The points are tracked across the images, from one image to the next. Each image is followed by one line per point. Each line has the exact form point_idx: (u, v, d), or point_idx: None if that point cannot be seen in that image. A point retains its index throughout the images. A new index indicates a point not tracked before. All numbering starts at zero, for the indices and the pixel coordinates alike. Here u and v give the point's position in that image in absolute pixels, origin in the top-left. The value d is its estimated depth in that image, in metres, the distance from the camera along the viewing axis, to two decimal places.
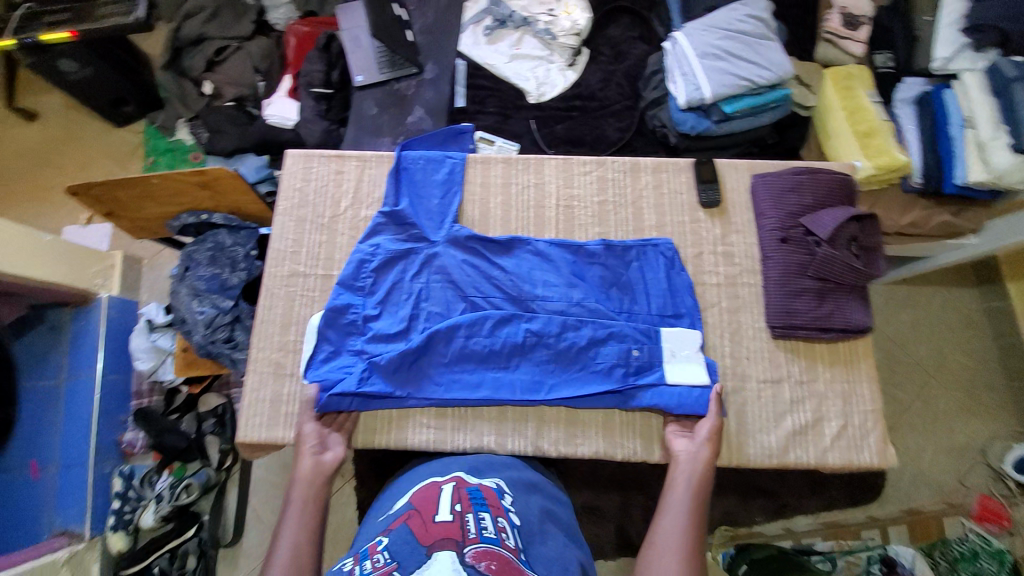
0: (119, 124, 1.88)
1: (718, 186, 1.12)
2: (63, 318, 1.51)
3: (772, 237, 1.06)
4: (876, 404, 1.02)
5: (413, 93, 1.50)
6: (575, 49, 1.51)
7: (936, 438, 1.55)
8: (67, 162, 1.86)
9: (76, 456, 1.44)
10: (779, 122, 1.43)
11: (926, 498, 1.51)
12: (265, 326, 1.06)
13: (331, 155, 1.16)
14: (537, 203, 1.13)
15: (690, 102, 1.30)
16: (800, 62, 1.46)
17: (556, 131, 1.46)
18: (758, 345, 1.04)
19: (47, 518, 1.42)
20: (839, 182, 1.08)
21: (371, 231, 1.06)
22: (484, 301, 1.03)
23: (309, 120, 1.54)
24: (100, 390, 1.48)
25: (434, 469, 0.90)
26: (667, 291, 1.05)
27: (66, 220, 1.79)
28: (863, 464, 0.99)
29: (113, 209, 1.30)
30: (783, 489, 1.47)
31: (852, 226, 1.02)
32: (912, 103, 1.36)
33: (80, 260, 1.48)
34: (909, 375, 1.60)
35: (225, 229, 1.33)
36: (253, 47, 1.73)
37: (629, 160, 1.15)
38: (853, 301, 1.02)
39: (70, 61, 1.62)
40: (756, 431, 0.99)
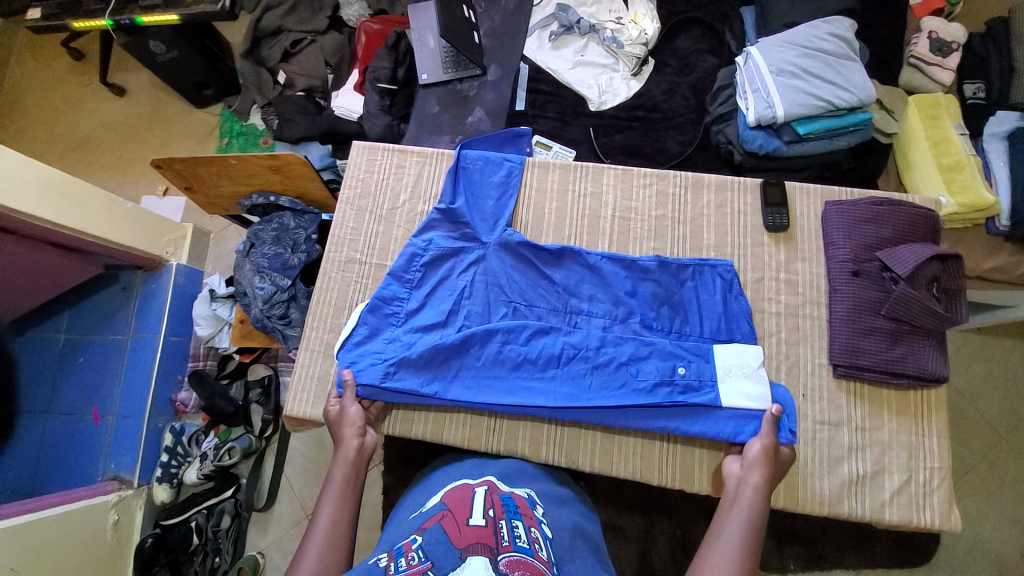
0: (199, 105, 2.01)
1: (787, 211, 1.07)
2: (135, 279, 1.63)
3: (843, 270, 1.00)
4: (945, 461, 0.94)
5: (474, 94, 1.52)
6: (640, 59, 1.49)
7: (1001, 505, 1.41)
8: (153, 137, 2.01)
9: (134, 408, 1.55)
10: (856, 148, 1.35)
11: (984, 570, 1.37)
12: (321, 308, 1.10)
13: (395, 149, 1.19)
14: (593, 212, 1.12)
15: (760, 120, 1.24)
16: (884, 86, 1.35)
17: (615, 140, 1.43)
18: (817, 382, 0.98)
19: (103, 462, 1.53)
20: (923, 217, 1.00)
21: (425, 226, 1.07)
22: (526, 309, 1.02)
23: (373, 114, 1.60)
24: (162, 350, 1.60)
25: (467, 470, 0.90)
26: (721, 315, 1.00)
27: (147, 190, 1.94)
28: (924, 525, 0.91)
29: (191, 183, 1.39)
30: (821, 538, 1.37)
31: (935, 266, 0.94)
32: (1004, 139, 1.24)
33: (155, 229, 1.60)
34: (977, 434, 1.47)
35: (290, 211, 1.40)
36: (326, 41, 1.83)
37: (692, 175, 1.12)
38: (929, 348, 0.95)
39: (158, 43, 1.75)
40: (807, 473, 0.93)
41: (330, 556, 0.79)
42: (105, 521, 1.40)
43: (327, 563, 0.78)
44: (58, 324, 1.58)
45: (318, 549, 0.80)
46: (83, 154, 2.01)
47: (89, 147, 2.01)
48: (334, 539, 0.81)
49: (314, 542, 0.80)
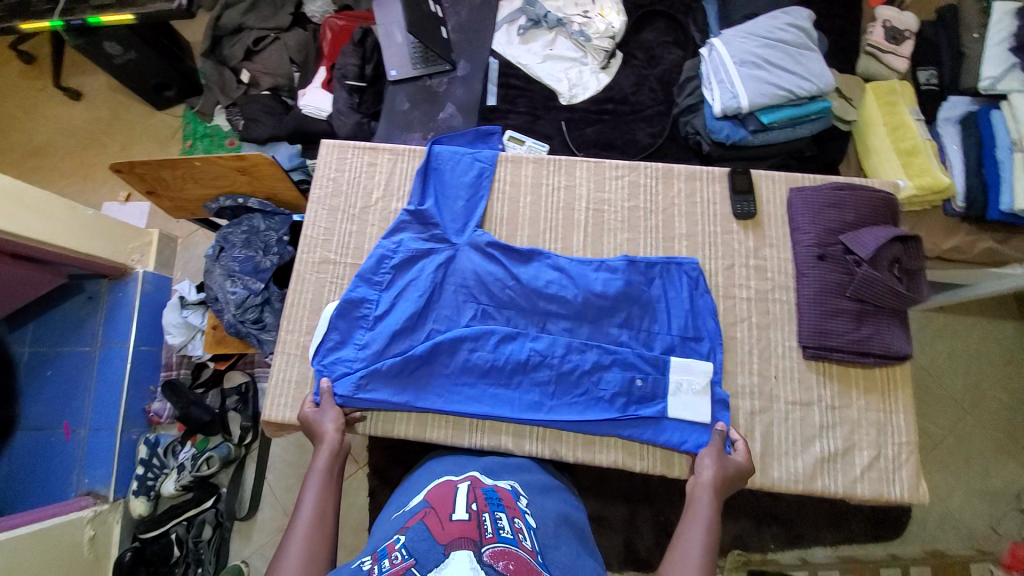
0: (160, 107, 1.95)
1: (753, 199, 1.09)
2: (101, 288, 1.57)
3: (809, 254, 1.03)
4: (911, 436, 0.98)
5: (444, 91, 1.51)
6: (609, 52, 1.50)
7: (967, 478, 1.48)
8: (112, 142, 1.93)
9: (105, 420, 1.50)
10: (818, 135, 1.39)
11: (954, 541, 1.44)
12: (296, 310, 1.08)
13: (365, 147, 1.17)
14: (567, 205, 1.12)
15: (726, 111, 1.27)
16: (842, 75, 1.40)
17: (586, 133, 1.44)
18: (787, 364, 1.01)
19: (75, 477, 1.47)
20: (882, 200, 1.04)
21: (395, 227, 1.07)
22: (495, 312, 1.03)
23: (342, 112, 1.57)
24: (132, 360, 1.55)
25: (449, 467, 0.90)
26: (688, 313, 1.02)
27: (108, 197, 1.87)
28: (894, 498, 0.95)
29: (154, 187, 1.34)
30: (799, 517, 1.42)
31: (896, 247, 0.98)
32: (957, 123, 1.31)
33: (119, 236, 1.54)
34: (942, 410, 1.54)
35: (260, 213, 1.37)
36: (289, 39, 1.78)
37: (662, 166, 1.13)
38: (893, 327, 0.99)
39: (114, 44, 1.68)
40: (782, 453, 0.96)
41: (314, 552, 0.79)
42: (81, 537, 1.36)
43: (311, 558, 0.79)
44: (21, 337, 1.53)
45: (302, 544, 0.80)
46: (38, 161, 1.92)
47: (43, 153, 1.93)
48: (318, 535, 0.81)
49: (297, 538, 0.80)
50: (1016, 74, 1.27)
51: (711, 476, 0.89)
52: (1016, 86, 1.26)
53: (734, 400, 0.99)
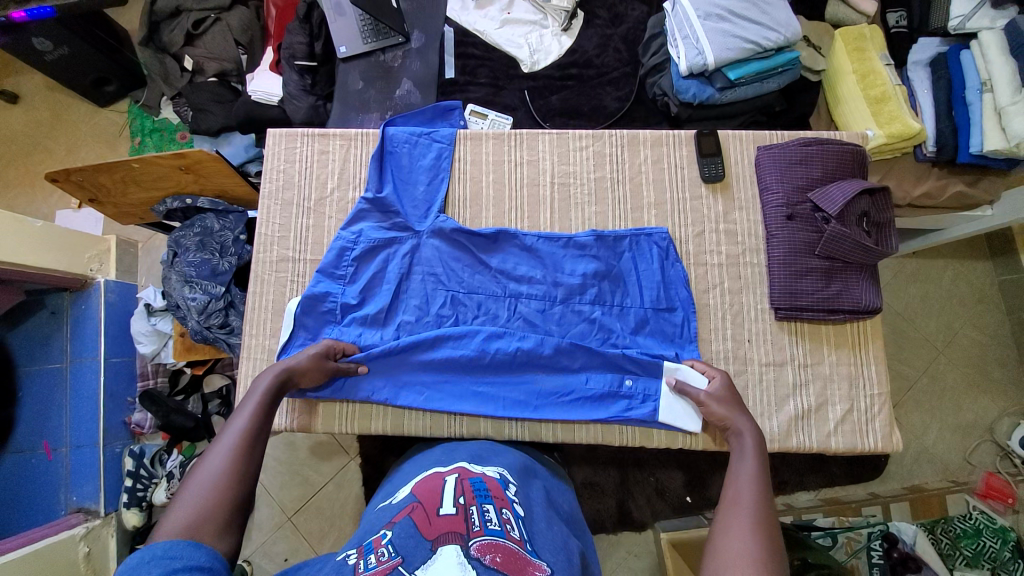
0: (103, 104, 1.82)
1: (721, 160, 1.06)
2: (63, 302, 1.51)
3: (778, 215, 1.01)
4: (883, 386, 1.00)
5: (399, 65, 1.43)
6: (569, 12, 1.42)
7: (940, 415, 1.53)
8: (56, 145, 1.82)
9: (85, 437, 1.46)
10: (787, 88, 1.35)
11: (929, 475, 1.50)
12: (258, 313, 1.04)
13: (314, 134, 1.11)
14: (531, 180, 1.08)
15: (692, 69, 1.21)
16: (809, 23, 1.35)
17: (551, 102, 1.38)
18: (761, 327, 1.01)
19: (62, 495, 1.44)
20: (851, 153, 1.02)
21: (354, 217, 1.02)
22: (465, 298, 1.00)
23: (295, 95, 1.49)
24: (105, 374, 1.50)
25: (435, 457, 0.89)
26: (659, 283, 1.01)
27: (58, 205, 1.77)
28: (867, 448, 0.97)
29: (95, 195, 1.26)
30: (783, 466, 1.47)
31: (864, 201, 0.97)
32: (926, 65, 1.28)
33: (75, 246, 1.46)
34: (917, 352, 1.57)
35: (212, 213, 1.30)
36: (232, 19, 1.66)
37: (627, 133, 1.09)
38: (863, 281, 0.98)
39: (43, 40, 1.54)
40: (758, 415, 0.97)
41: (240, 460, 0.67)
42: (77, 554, 1.34)
43: (234, 468, 0.65)
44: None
45: (228, 452, 0.67)
46: None
47: None
48: (248, 444, 0.69)
49: (224, 444, 0.68)
50: (986, 10, 1.22)
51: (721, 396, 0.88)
52: (987, 23, 1.21)
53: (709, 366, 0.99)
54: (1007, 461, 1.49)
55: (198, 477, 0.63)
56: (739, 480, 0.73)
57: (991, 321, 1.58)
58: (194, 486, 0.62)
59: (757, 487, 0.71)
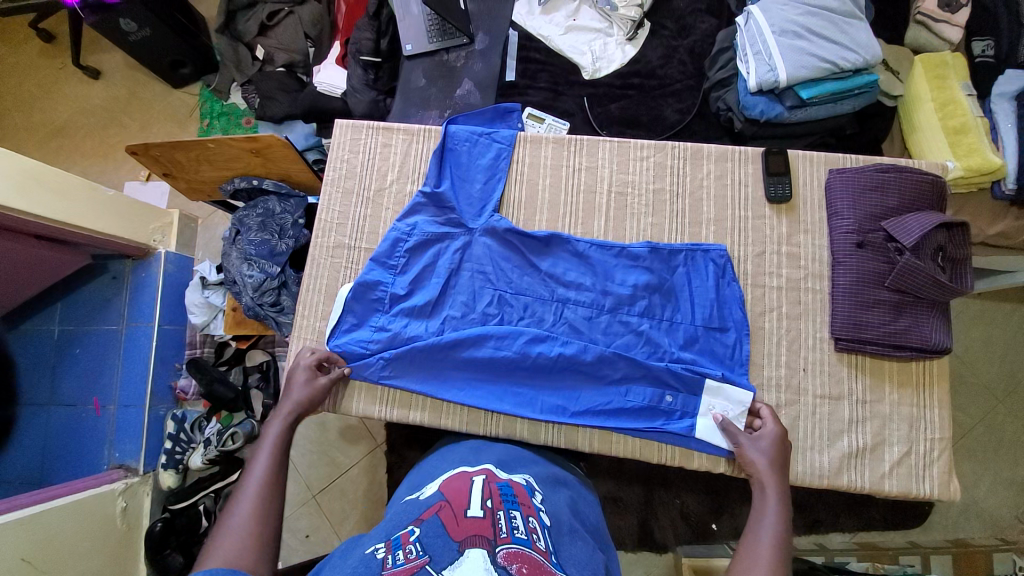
0: (177, 85, 1.93)
1: (789, 180, 1.03)
2: (125, 268, 1.60)
3: (847, 242, 0.97)
4: (945, 432, 0.93)
5: (462, 65, 1.45)
6: (636, 23, 1.40)
7: (995, 468, 1.43)
8: (132, 121, 1.94)
9: (133, 398, 1.55)
10: (860, 111, 1.29)
11: (976, 530, 1.40)
12: (311, 294, 1.07)
13: (379, 127, 1.14)
14: (588, 187, 1.08)
15: (762, 85, 1.18)
16: (888, 46, 1.29)
17: (610, 110, 1.38)
18: (818, 357, 0.96)
19: (106, 451, 1.54)
20: (929, 183, 0.96)
21: (410, 209, 1.04)
22: (512, 298, 1.00)
23: (358, 88, 1.54)
24: (157, 340, 1.58)
25: (463, 456, 0.89)
26: (713, 301, 0.98)
27: (129, 176, 1.89)
28: (923, 495, 0.91)
29: (171, 170, 1.33)
30: (817, 504, 1.40)
31: (941, 235, 0.92)
32: (1013, 99, 1.17)
33: (140, 217, 1.55)
34: (974, 399, 1.47)
35: (275, 195, 1.36)
36: (303, 12, 1.74)
37: (690, 145, 1.07)
38: (934, 319, 0.93)
39: (129, 21, 1.64)
40: (808, 448, 0.93)
41: (264, 500, 0.75)
42: (114, 508, 1.41)
43: (258, 514, 0.73)
44: (44, 317, 1.52)
45: (252, 498, 0.75)
46: (61, 140, 1.93)
47: (64, 133, 1.94)
48: (269, 484, 0.77)
49: (249, 488, 0.76)
50: None
51: (764, 451, 0.86)
52: None
53: (759, 392, 0.96)
54: None
55: (229, 524, 0.71)
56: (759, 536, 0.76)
57: None
58: (228, 527, 0.71)
59: (775, 546, 0.74)
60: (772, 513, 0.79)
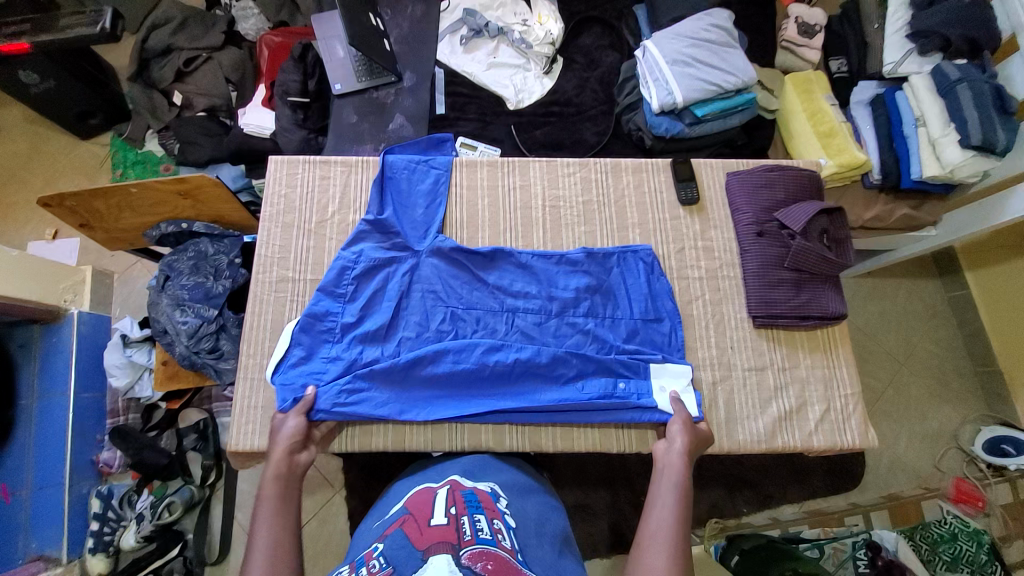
0: (84, 136, 1.83)
1: (695, 184, 1.17)
2: (33, 335, 1.45)
3: (749, 232, 1.11)
4: (855, 387, 1.07)
5: (392, 101, 1.51)
6: (550, 57, 1.56)
7: (909, 424, 1.63)
8: (31, 176, 1.79)
9: (51, 477, 1.38)
10: (747, 124, 1.50)
11: (904, 483, 1.58)
12: (258, 332, 1.04)
13: (316, 160, 1.15)
14: (524, 204, 1.15)
15: (663, 106, 1.35)
16: (761, 69, 1.52)
17: (535, 136, 1.49)
18: (741, 335, 1.08)
19: (20, 543, 1.34)
20: (809, 177, 1.14)
21: (354, 238, 1.05)
22: (464, 313, 1.04)
23: (287, 128, 1.54)
24: (74, 411, 1.43)
25: (423, 478, 0.90)
26: (646, 295, 1.08)
27: (29, 235, 1.73)
28: (846, 445, 1.03)
29: (87, 219, 1.25)
30: (767, 481, 1.52)
31: (824, 219, 1.08)
32: (867, 104, 1.45)
33: (50, 277, 1.43)
34: (881, 365, 1.68)
35: (207, 237, 1.31)
36: (223, 58, 1.74)
37: (610, 161, 1.19)
38: (829, 291, 1.08)
39: (30, 73, 1.57)
40: (744, 417, 1.03)
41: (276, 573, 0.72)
42: None
43: None
44: None
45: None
46: None
47: None
48: (280, 556, 0.74)
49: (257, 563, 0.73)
50: (915, 58, 1.39)
51: (683, 439, 0.94)
52: (915, 69, 1.38)
53: (696, 373, 1.05)
54: (974, 467, 1.58)
55: None
56: (662, 512, 0.83)
57: (945, 334, 1.72)
58: None
59: (674, 525, 0.81)
60: (673, 495, 0.86)
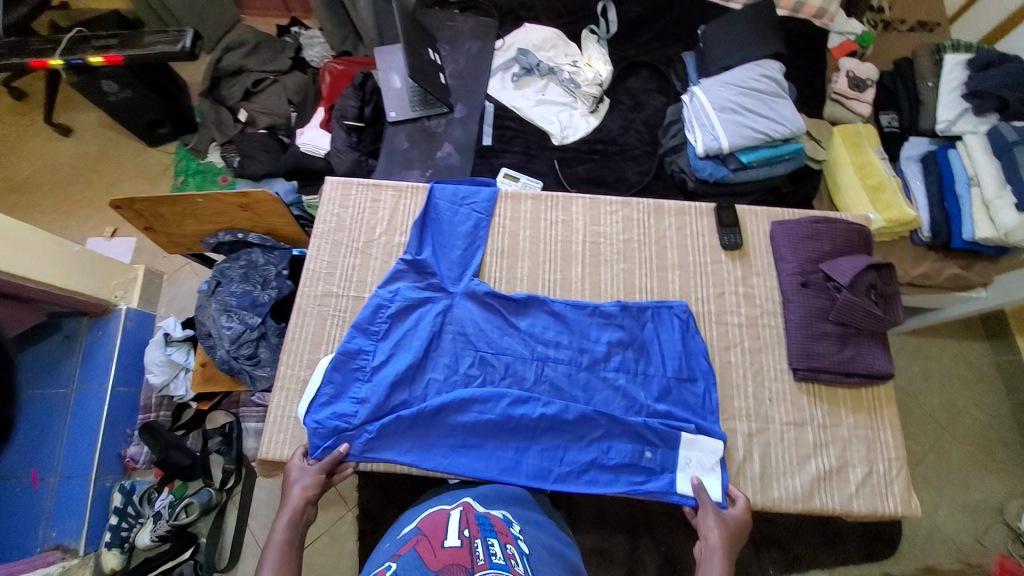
0: (153, 144, 1.97)
1: (739, 230, 1.17)
2: (80, 327, 1.52)
3: (793, 282, 1.10)
4: (899, 451, 1.02)
5: (442, 131, 1.59)
6: (596, 97, 1.60)
7: (950, 493, 1.53)
8: (100, 178, 1.94)
9: (78, 468, 1.43)
10: (793, 174, 1.49)
11: (943, 556, 1.47)
12: (298, 343, 1.08)
13: (369, 184, 1.21)
14: (565, 239, 1.18)
15: (708, 151, 1.37)
16: (810, 119, 1.51)
17: (578, 172, 1.53)
18: (781, 387, 1.05)
19: (42, 531, 1.38)
20: (856, 232, 1.12)
21: (392, 276, 1.09)
22: (493, 358, 1.05)
23: (341, 150, 1.63)
24: (110, 403, 1.50)
25: (439, 500, 0.93)
26: (681, 353, 1.06)
27: (92, 232, 1.85)
28: (888, 512, 0.98)
29: (152, 224, 1.34)
30: (795, 540, 1.44)
31: (871, 274, 1.05)
32: (917, 161, 1.43)
33: (105, 273, 1.53)
34: (922, 428, 1.59)
35: (259, 248, 1.38)
36: (288, 81, 1.88)
37: (653, 202, 1.21)
38: (874, 347, 1.05)
39: (111, 83, 1.70)
40: (780, 473, 0.99)
41: None
42: None
43: None
44: None
45: None
46: (18, 196, 1.90)
47: (23, 187, 1.91)
48: None
49: None
50: (969, 117, 1.41)
51: (717, 535, 0.91)
52: (970, 127, 1.40)
53: (732, 424, 1.02)
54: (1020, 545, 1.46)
55: None
56: None
57: (991, 400, 1.62)
58: None
59: None
60: None
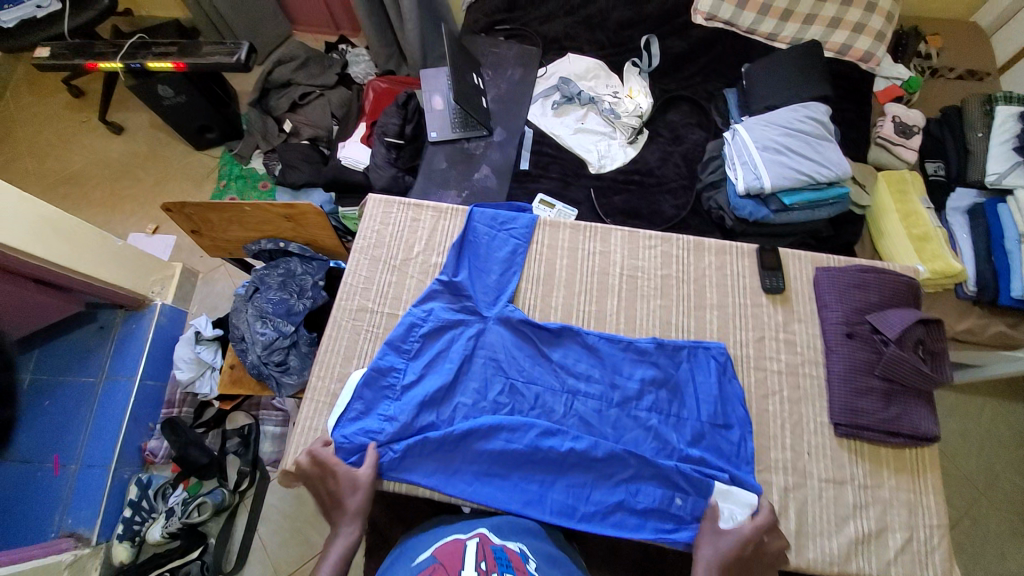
0: (199, 147, 2.05)
1: (782, 274, 1.14)
2: (113, 319, 1.57)
3: (837, 332, 1.07)
4: (942, 518, 0.97)
5: (480, 153, 1.61)
6: (636, 129, 1.61)
7: (985, 563, 1.44)
8: (147, 176, 2.02)
9: (100, 458, 1.46)
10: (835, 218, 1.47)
11: None
12: (329, 355, 1.09)
13: (410, 204, 1.23)
14: (601, 271, 1.17)
15: (749, 189, 1.35)
16: (855, 163, 1.49)
17: (613, 202, 1.53)
18: (821, 441, 1.01)
19: (57, 517, 1.40)
20: (907, 284, 1.09)
21: (427, 295, 1.10)
22: (524, 387, 1.04)
23: (380, 165, 1.67)
24: (136, 396, 1.53)
25: (456, 528, 0.90)
26: (716, 398, 1.03)
27: (134, 227, 1.93)
28: None
29: (199, 227, 1.39)
30: None
31: (920, 329, 1.01)
32: (964, 213, 1.40)
33: (143, 269, 1.58)
34: (957, 490, 1.51)
35: (298, 258, 1.41)
36: (333, 96, 1.93)
37: (693, 239, 1.19)
38: (921, 407, 1.00)
39: (167, 88, 1.77)
40: (816, 533, 0.95)
41: None
42: None
43: None
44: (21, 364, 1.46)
45: None
46: (70, 188, 1.99)
47: (75, 180, 2.00)
48: None
49: None
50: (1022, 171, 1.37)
51: None
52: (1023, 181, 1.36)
53: (767, 476, 0.99)
54: None
55: None
56: None
57: None
58: None
59: None
60: None
